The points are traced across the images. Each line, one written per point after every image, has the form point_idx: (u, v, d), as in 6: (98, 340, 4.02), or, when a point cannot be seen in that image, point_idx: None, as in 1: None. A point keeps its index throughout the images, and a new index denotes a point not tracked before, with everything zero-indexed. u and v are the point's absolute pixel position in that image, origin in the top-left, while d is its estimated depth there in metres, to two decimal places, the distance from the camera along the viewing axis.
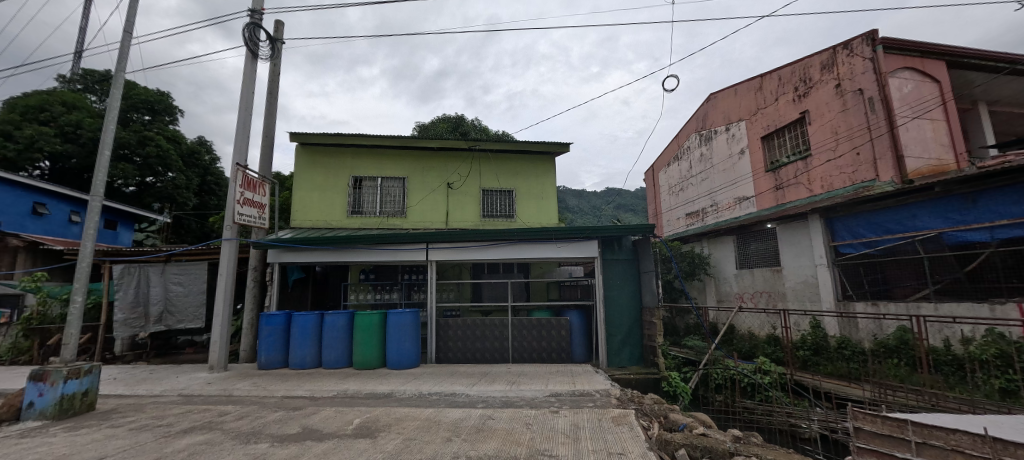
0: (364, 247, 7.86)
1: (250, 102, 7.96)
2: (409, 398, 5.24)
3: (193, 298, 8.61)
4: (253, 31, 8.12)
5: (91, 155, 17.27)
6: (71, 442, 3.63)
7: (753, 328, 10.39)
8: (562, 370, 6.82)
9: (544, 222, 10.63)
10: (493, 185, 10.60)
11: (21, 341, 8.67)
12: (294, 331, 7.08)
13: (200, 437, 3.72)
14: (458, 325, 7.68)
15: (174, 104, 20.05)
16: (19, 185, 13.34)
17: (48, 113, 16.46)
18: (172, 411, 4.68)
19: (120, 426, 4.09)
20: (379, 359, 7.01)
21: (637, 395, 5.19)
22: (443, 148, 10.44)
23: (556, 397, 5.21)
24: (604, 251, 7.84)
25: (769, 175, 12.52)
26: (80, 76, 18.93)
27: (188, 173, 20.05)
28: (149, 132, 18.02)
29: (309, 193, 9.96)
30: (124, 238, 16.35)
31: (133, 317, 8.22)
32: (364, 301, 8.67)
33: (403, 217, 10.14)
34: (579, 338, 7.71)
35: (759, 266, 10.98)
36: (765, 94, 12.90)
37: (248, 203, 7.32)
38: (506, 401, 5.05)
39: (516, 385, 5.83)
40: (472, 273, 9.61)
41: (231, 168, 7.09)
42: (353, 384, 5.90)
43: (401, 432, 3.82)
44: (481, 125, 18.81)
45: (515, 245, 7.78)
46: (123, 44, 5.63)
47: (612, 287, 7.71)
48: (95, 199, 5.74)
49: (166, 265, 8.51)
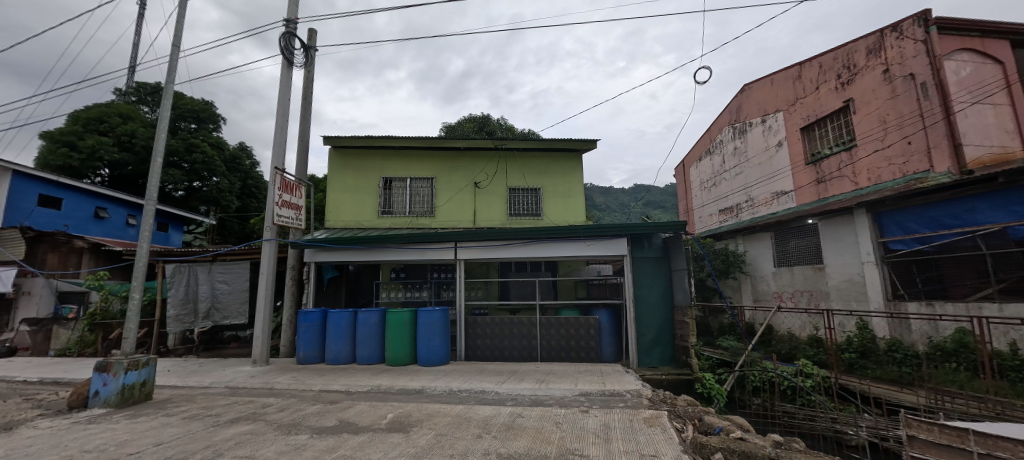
0: (395, 247, 8.05)
1: (286, 108, 8.31)
2: (440, 394, 5.32)
3: (237, 296, 9.08)
4: (288, 40, 8.47)
5: (144, 162, 18.51)
6: (132, 429, 3.92)
7: (793, 328, 9.92)
8: (592, 370, 6.74)
9: (571, 220, 10.54)
10: (519, 184, 10.61)
11: (87, 335, 9.43)
12: (330, 327, 7.35)
13: (245, 427, 3.92)
14: (487, 323, 7.74)
15: (218, 112, 21.20)
16: (83, 192, 14.49)
17: (107, 124, 17.78)
18: (219, 402, 4.96)
19: (174, 415, 4.38)
20: (410, 356, 7.16)
21: (669, 397, 5.05)
22: (470, 148, 10.53)
23: (585, 396, 5.16)
24: (634, 248, 7.68)
25: (810, 168, 11.90)
26: (134, 89, 20.34)
27: (231, 177, 21.18)
28: (196, 139, 19.20)
29: (341, 194, 10.29)
30: (174, 239, 17.52)
31: (184, 313, 8.79)
32: (395, 299, 9.04)
33: (431, 217, 10.31)
34: (608, 337, 7.59)
35: (799, 264, 10.45)
36: (804, 83, 12.26)
37: (286, 205, 7.66)
38: (534, 399, 5.03)
39: (545, 384, 5.81)
40: (499, 272, 9.65)
41: (270, 172, 7.43)
42: (385, 380, 6.05)
43: (432, 427, 3.88)
44: (507, 124, 18.87)
45: (543, 244, 7.75)
46: (172, 57, 6.01)
47: (642, 285, 7.55)
48: (150, 203, 6.16)
49: (212, 264, 9.03)
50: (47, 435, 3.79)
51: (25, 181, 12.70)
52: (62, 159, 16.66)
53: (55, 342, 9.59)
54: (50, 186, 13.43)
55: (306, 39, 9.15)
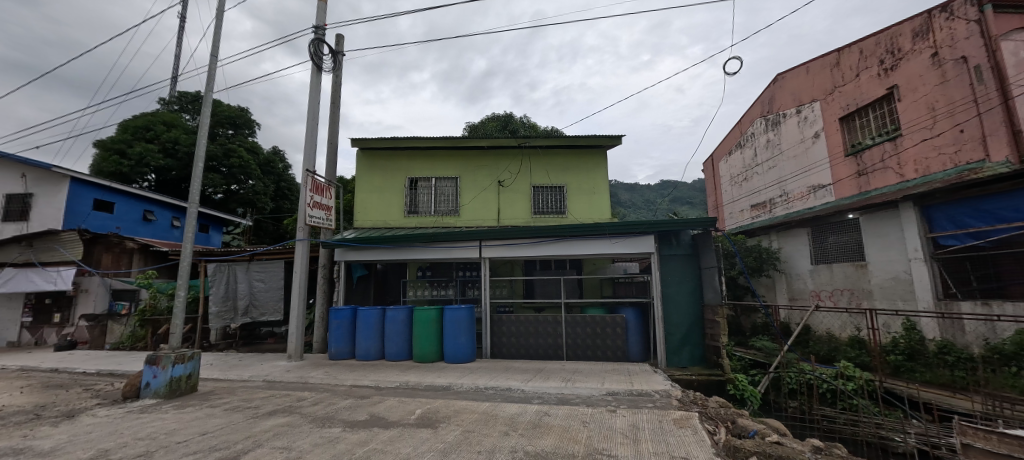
0: (421, 245, 8.17)
1: (316, 112, 8.59)
2: (466, 391, 5.38)
3: (273, 293, 9.46)
4: (317, 46, 8.74)
5: (187, 167, 19.56)
6: (179, 418, 4.15)
7: (832, 329, 9.45)
8: (619, 369, 6.64)
9: (595, 218, 10.42)
10: (543, 182, 10.57)
11: (138, 330, 10.06)
12: (359, 324, 7.55)
13: (283, 420, 4.09)
14: (512, 321, 7.76)
15: (252, 118, 22.13)
16: (133, 196, 15.44)
17: (152, 132, 18.88)
18: (258, 395, 5.19)
19: (217, 406, 4.62)
20: (437, 353, 7.27)
21: (700, 398, 4.92)
22: (493, 146, 10.55)
23: (613, 396, 5.09)
24: (662, 246, 7.50)
25: (850, 160, 11.29)
26: (176, 98, 21.51)
27: (265, 180, 22.09)
28: (233, 144, 20.13)
29: (369, 194, 10.54)
30: (214, 240, 18.42)
31: (225, 310, 9.23)
32: (421, 297, 9.20)
33: (456, 215, 10.43)
34: (635, 336, 7.46)
35: (838, 261, 9.95)
36: (843, 71, 11.65)
37: (317, 206, 7.92)
38: (561, 398, 5.01)
39: (571, 382, 5.76)
40: (524, 270, 9.65)
41: (302, 174, 7.70)
42: (413, 376, 6.16)
43: (459, 424, 3.93)
44: (530, 122, 18.82)
45: (568, 242, 7.70)
46: (211, 67, 6.32)
47: (670, 284, 7.37)
48: (192, 205, 6.48)
49: (250, 264, 9.44)
50: (104, 423, 4.08)
51: (82, 186, 13.65)
52: (114, 166, 17.82)
53: (110, 337, 10.27)
54: (104, 191, 14.38)
55: (333, 44, 9.42)
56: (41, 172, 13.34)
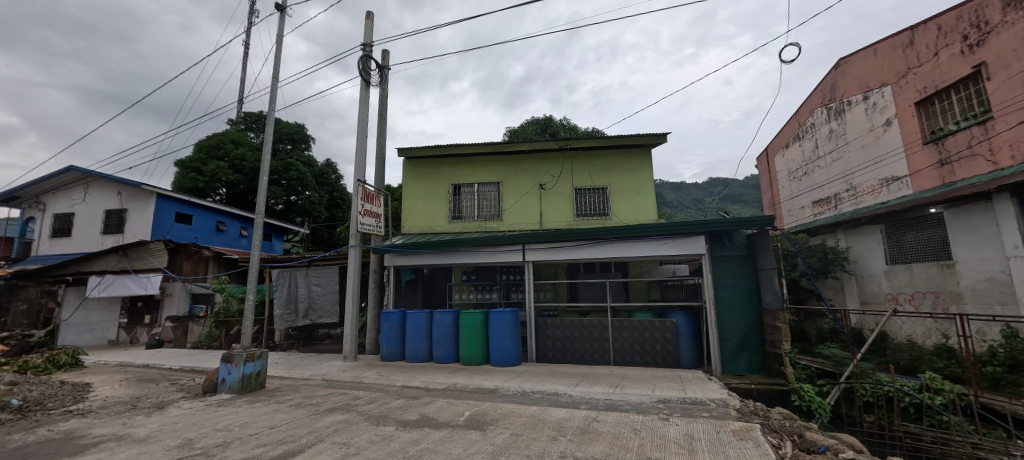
0: (465, 249, 8.32)
1: (365, 124, 9.05)
2: (514, 394, 5.40)
3: (329, 297, 10.02)
4: (366, 62, 9.23)
5: (252, 181, 21.28)
6: (251, 412, 4.51)
7: (914, 336, 8.53)
8: (670, 376, 6.39)
9: (640, 219, 10.12)
10: (585, 183, 10.43)
11: (214, 331, 11.05)
12: (409, 327, 7.81)
13: (341, 416, 4.31)
14: (557, 325, 7.69)
15: (308, 133, 23.66)
16: (207, 209, 17.03)
17: (223, 150, 20.75)
18: (319, 392, 5.51)
19: (283, 402, 4.96)
20: (483, 356, 7.37)
21: (762, 408, 4.61)
22: (534, 150, 10.58)
23: (665, 404, 4.89)
24: (713, 247, 7.14)
25: (929, 148, 10.17)
26: (243, 118, 23.51)
27: (320, 190, 23.51)
28: (291, 159, 21.68)
29: (415, 201, 10.91)
30: (276, 247, 20.01)
31: (287, 312, 9.90)
32: (467, 300, 9.42)
33: (499, 220, 10.54)
34: (686, 342, 7.13)
35: (919, 260, 8.98)
36: (919, 50, 10.55)
37: (368, 214, 8.31)
38: (610, 404, 4.89)
39: (620, 388, 5.61)
40: (568, 273, 9.56)
41: (354, 184, 8.13)
42: (461, 378, 6.27)
43: (508, 427, 3.95)
44: (570, 124, 18.66)
45: (612, 244, 7.54)
46: (273, 87, 6.86)
47: (724, 286, 6.99)
48: (258, 216, 6.99)
49: (308, 269, 10.07)
50: (188, 414, 4.51)
51: (165, 202, 15.24)
52: (192, 182, 19.75)
53: (190, 336, 11.33)
54: (183, 205, 15.96)
55: (380, 59, 9.89)
56: (134, 190, 15.08)
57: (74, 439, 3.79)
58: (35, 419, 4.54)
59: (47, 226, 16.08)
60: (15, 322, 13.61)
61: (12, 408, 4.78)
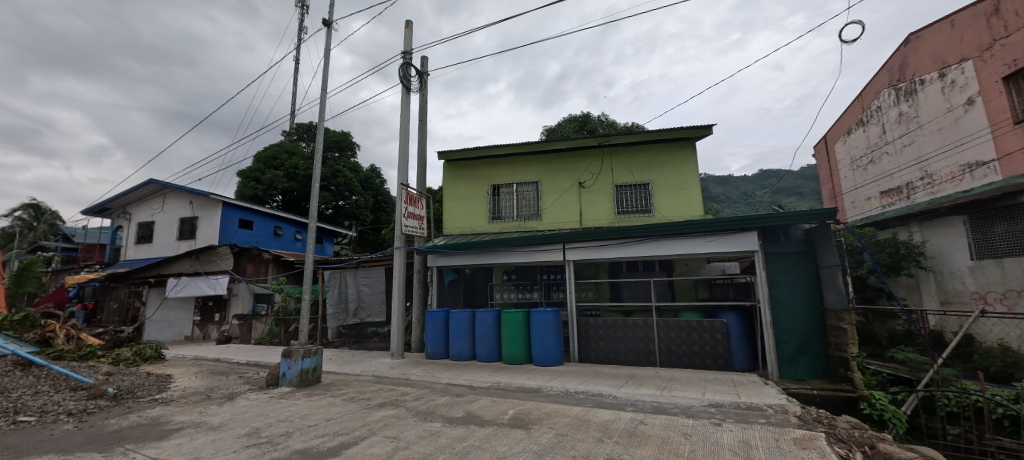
0: (506, 249, 8.37)
1: (407, 129, 9.35)
2: (557, 394, 5.36)
3: (377, 297, 10.45)
4: (406, 69, 9.54)
5: (304, 188, 22.62)
6: (308, 405, 4.79)
7: (1007, 340, 7.57)
8: (721, 379, 6.10)
9: (685, 215, 9.74)
10: (627, 180, 10.17)
11: (274, 328, 11.86)
12: (452, 326, 7.98)
13: (391, 411, 4.48)
14: (600, 325, 7.55)
15: (353, 140, 24.78)
16: (266, 215, 18.32)
17: (278, 160, 22.22)
18: (369, 388, 5.76)
19: (337, 396, 5.23)
20: (525, 355, 7.38)
21: (825, 416, 4.28)
22: (573, 148, 10.47)
23: (717, 408, 4.67)
24: (767, 243, 6.72)
25: (1021, 128, 8.99)
26: (295, 129, 25.06)
27: (366, 195, 24.57)
28: (339, 166, 22.81)
29: (456, 203, 11.13)
30: (327, 250, 21.13)
31: (339, 311, 10.44)
32: (508, 300, 9.49)
33: (538, 219, 10.52)
34: (738, 344, 6.76)
35: (1012, 255, 7.95)
36: (1006, 19, 9.37)
37: (411, 216, 8.59)
38: (657, 406, 4.75)
39: (668, 391, 5.43)
40: (610, 272, 9.37)
41: (398, 188, 8.43)
42: (504, 377, 6.32)
43: (552, 426, 3.93)
44: (609, 120, 18.27)
45: (656, 242, 7.32)
46: (322, 98, 7.26)
47: (779, 285, 6.56)
48: (311, 221, 7.42)
49: (357, 270, 10.56)
50: (255, 405, 4.87)
51: (229, 209, 16.54)
52: (252, 190, 21.30)
53: (254, 333, 12.23)
54: (245, 212, 17.26)
55: (419, 65, 10.18)
56: (203, 200, 16.50)
57: (159, 425, 4.21)
58: (127, 406, 5.09)
59: (133, 233, 17.97)
60: (109, 319, 15.44)
61: (108, 395, 5.37)
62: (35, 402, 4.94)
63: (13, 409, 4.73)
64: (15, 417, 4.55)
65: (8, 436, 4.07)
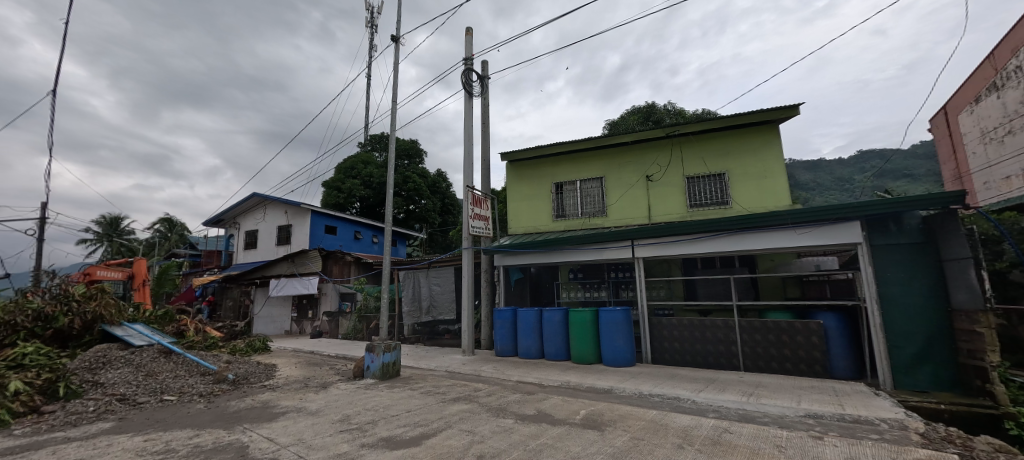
0: (572, 247, 8.27)
1: (470, 133, 9.64)
2: (630, 396, 5.18)
3: (447, 295, 10.91)
4: (468, 75, 9.85)
5: (379, 194, 24.37)
6: (390, 396, 5.14)
7: None
8: (819, 387, 5.46)
9: (769, 206, 8.88)
10: (699, 171, 9.52)
11: (358, 324, 12.92)
12: (520, 324, 8.07)
13: (465, 406, 4.65)
14: (674, 325, 7.16)
15: (421, 147, 26.11)
16: (347, 221, 20.02)
17: (355, 170, 24.16)
18: (444, 383, 6.04)
19: (415, 389, 5.55)
20: (595, 355, 7.23)
21: (958, 435, 3.64)
22: (639, 140, 10.04)
23: (817, 420, 4.18)
24: (873, 234, 5.88)
25: None
26: (370, 141, 27.06)
27: (434, 199, 25.77)
28: (409, 172, 24.16)
29: (520, 202, 11.24)
30: (401, 252, 22.50)
31: (414, 309, 11.06)
32: (575, 299, 9.39)
33: (604, 216, 10.25)
34: (840, 348, 5.99)
35: None
36: None
37: (477, 217, 8.85)
38: (743, 414, 4.39)
39: (755, 398, 4.98)
40: (684, 269, 8.88)
41: (464, 190, 8.73)
42: (574, 377, 6.25)
43: (627, 429, 3.79)
44: (677, 109, 17.23)
45: (736, 236, 6.77)
46: (393, 110, 7.75)
47: (889, 282, 5.73)
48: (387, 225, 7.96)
49: (429, 270, 11.12)
50: (345, 394, 5.34)
51: (317, 217, 18.32)
52: (335, 199, 23.37)
53: (341, 328, 13.43)
54: (330, 219, 19.00)
55: (480, 70, 10.44)
56: (295, 209, 18.47)
57: (269, 408, 4.78)
58: (243, 390, 5.87)
59: (241, 241, 20.64)
60: (226, 315, 17.91)
61: (229, 380, 6.24)
62: (175, 384, 5.90)
63: (160, 389, 5.69)
64: (162, 396, 5.47)
65: (158, 412, 4.90)
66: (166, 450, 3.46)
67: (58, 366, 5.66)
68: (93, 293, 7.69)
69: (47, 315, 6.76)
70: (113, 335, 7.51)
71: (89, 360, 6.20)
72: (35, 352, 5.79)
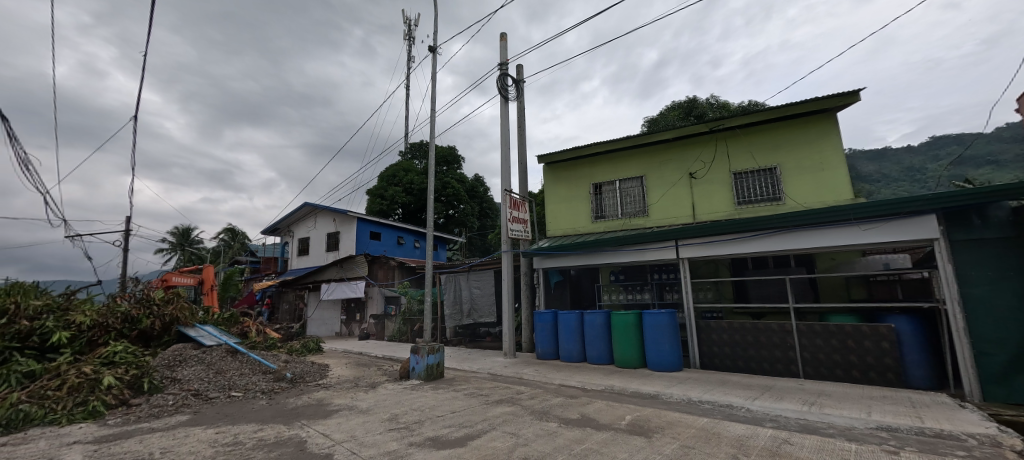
0: (612, 249, 8.10)
1: (506, 137, 9.73)
2: (678, 402, 4.98)
3: (488, 298, 11.03)
4: (503, 80, 9.95)
5: (420, 200, 25.11)
6: (435, 397, 5.27)
7: None
8: (893, 397, 4.98)
9: (828, 200, 8.26)
10: (747, 166, 9.05)
11: (403, 327, 13.35)
12: (561, 327, 8.01)
13: (508, 409, 4.67)
14: (724, 328, 6.81)
15: (458, 153, 26.64)
16: (390, 227, 20.80)
17: (397, 177, 25.07)
18: (487, 385, 6.10)
19: (459, 391, 5.65)
20: (639, 359, 7.03)
21: None
22: (680, 137, 9.69)
23: (890, 433, 3.82)
24: (953, 229, 5.30)
25: None
26: (410, 149, 28.00)
27: (472, 203, 26.20)
28: (447, 178, 24.72)
29: (558, 204, 11.19)
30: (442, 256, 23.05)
31: (455, 312, 11.28)
32: (616, 301, 9.25)
33: (645, 216, 9.97)
34: (917, 355, 5.43)
35: None
36: None
37: (516, 220, 8.89)
38: (804, 424, 4.10)
39: (818, 407, 4.63)
40: (732, 269, 8.47)
41: (502, 194, 8.81)
42: (618, 381, 6.10)
43: (676, 437, 3.65)
44: (721, 102, 16.44)
45: (791, 234, 6.37)
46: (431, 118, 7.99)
47: (974, 281, 5.13)
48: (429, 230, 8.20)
49: (468, 273, 11.30)
50: (393, 394, 5.54)
51: (362, 223, 19.18)
52: (378, 206, 24.35)
53: (386, 331, 13.93)
54: (374, 225, 19.84)
55: (515, 75, 10.53)
56: (342, 217, 19.43)
57: (324, 406, 5.05)
58: (300, 388, 6.24)
59: (295, 248, 21.98)
60: (283, 317, 19.13)
61: (287, 379, 6.66)
62: (241, 381, 6.38)
63: (228, 385, 6.17)
64: (230, 392, 5.94)
65: (227, 406, 5.32)
66: (235, 443, 3.74)
67: (143, 363, 6.28)
68: (170, 297, 8.48)
69: (134, 317, 7.51)
70: (188, 335, 8.22)
71: (168, 358, 6.85)
72: (125, 350, 6.45)
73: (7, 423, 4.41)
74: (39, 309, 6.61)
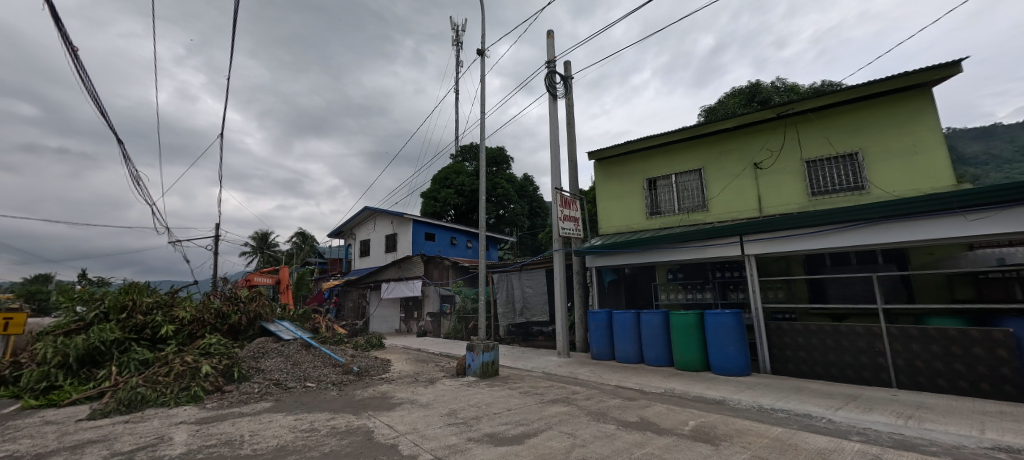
0: (669, 246, 7.75)
1: (555, 134, 9.66)
2: (748, 410, 4.65)
3: (540, 297, 11.00)
4: (551, 77, 9.89)
5: (471, 201, 25.69)
6: (491, 394, 5.36)
7: None
8: (1015, 414, 4.28)
9: (923, 187, 7.30)
10: (822, 152, 8.25)
11: (458, 324, 13.75)
12: (616, 327, 7.80)
13: (564, 408, 4.64)
14: (799, 331, 6.27)
15: (507, 154, 26.88)
16: (444, 228, 21.52)
17: (449, 180, 25.86)
18: (542, 384, 6.10)
19: (514, 389, 5.71)
20: (702, 363, 6.67)
21: None
22: (742, 125, 9.05)
23: (1010, 454, 3.30)
24: None
25: None
26: (460, 151, 28.74)
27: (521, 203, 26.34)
28: (497, 179, 25.03)
29: (610, 201, 10.92)
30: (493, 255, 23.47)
31: (508, 311, 11.41)
32: (676, 301, 8.84)
33: (705, 211, 9.45)
34: None
35: None
36: None
37: (567, 219, 8.79)
38: (899, 440, 3.66)
39: (915, 421, 4.11)
40: (807, 267, 7.79)
41: (553, 193, 8.75)
42: (679, 384, 5.83)
43: (746, 446, 3.42)
44: (789, 84, 15.11)
45: (876, 227, 5.71)
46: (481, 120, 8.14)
47: None
48: None
49: (520, 272, 11.36)
50: (451, 390, 5.72)
51: (417, 225, 20.02)
52: (432, 208, 25.27)
53: (442, 329, 14.42)
54: (428, 227, 20.62)
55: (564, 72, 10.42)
56: (399, 219, 20.40)
57: (388, 399, 5.33)
58: (365, 381, 6.65)
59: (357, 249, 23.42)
60: (348, 314, 20.48)
61: (354, 372, 7.13)
62: (314, 373, 6.93)
63: (304, 376, 6.73)
64: (305, 382, 6.47)
65: (303, 396, 5.80)
66: (311, 429, 4.07)
67: (234, 355, 7.03)
68: (254, 296, 9.40)
69: (224, 313, 8.43)
70: (268, 330, 8.95)
71: (253, 351, 7.62)
72: (218, 343, 7.26)
73: (129, 403, 5.15)
74: (151, 306, 7.63)
